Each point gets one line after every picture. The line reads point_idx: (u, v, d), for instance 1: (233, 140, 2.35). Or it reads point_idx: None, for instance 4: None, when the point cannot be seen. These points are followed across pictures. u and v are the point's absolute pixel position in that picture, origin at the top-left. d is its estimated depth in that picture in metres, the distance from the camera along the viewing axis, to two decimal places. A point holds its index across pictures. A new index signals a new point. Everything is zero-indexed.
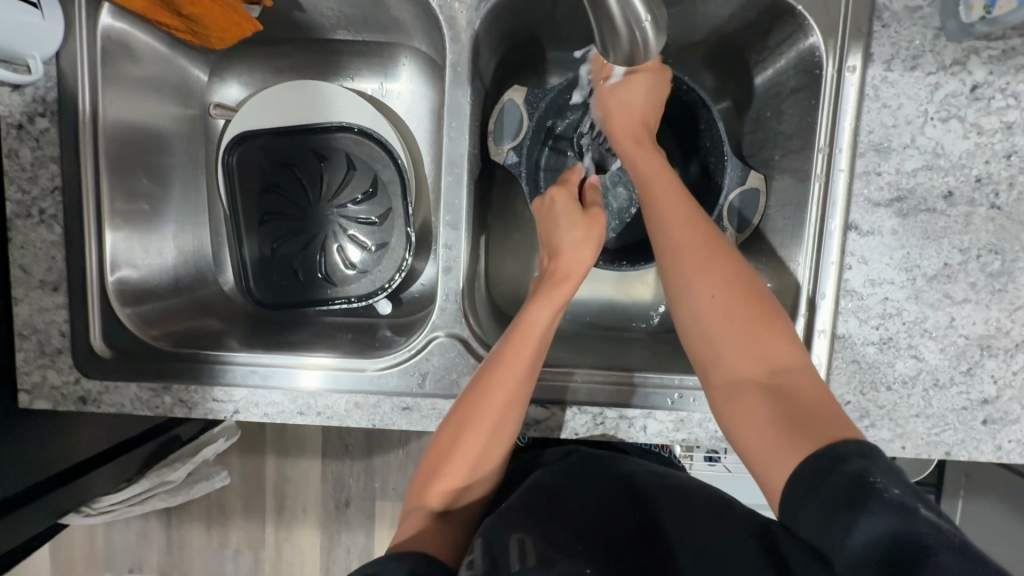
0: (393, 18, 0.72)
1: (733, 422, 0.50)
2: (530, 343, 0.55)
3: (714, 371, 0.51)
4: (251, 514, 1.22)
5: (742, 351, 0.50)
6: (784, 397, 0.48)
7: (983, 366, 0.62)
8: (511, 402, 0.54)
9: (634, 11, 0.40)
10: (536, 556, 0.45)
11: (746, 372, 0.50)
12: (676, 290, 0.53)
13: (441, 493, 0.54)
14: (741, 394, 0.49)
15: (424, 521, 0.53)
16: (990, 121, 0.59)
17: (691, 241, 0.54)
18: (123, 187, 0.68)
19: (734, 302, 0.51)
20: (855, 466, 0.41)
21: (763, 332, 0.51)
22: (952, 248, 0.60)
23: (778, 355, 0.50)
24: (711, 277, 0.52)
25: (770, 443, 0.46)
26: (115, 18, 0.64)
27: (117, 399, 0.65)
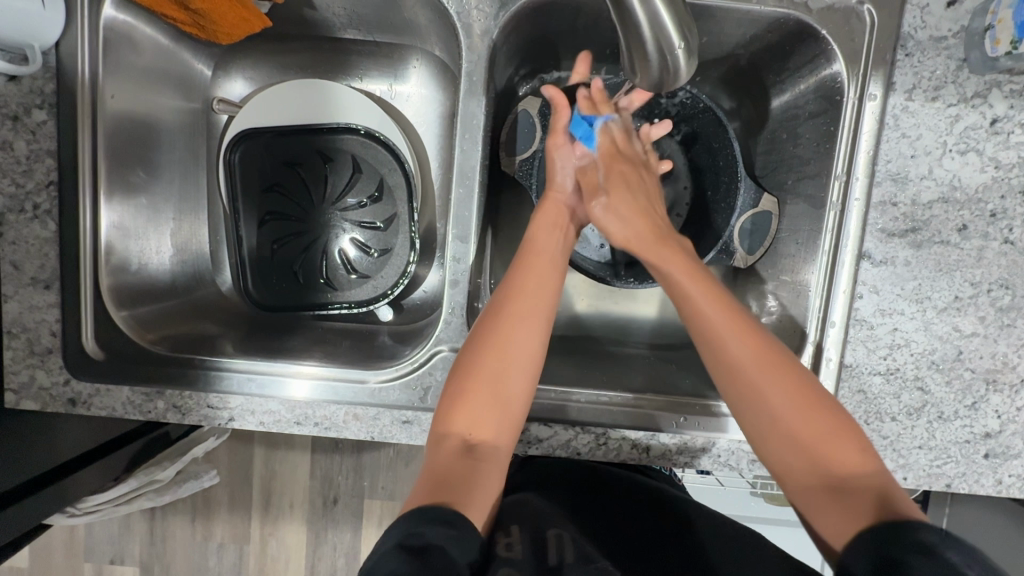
0: (407, 20, 0.70)
1: (807, 515, 0.50)
2: (540, 261, 0.59)
3: (787, 477, 0.51)
4: (237, 508, 1.20)
5: (809, 457, 0.49)
6: (853, 497, 0.47)
7: (988, 401, 0.61)
8: (532, 317, 0.56)
9: (667, 37, 0.39)
10: (575, 552, 0.46)
11: (813, 473, 0.49)
12: (742, 405, 0.52)
13: (469, 425, 0.53)
14: (813, 498, 0.49)
15: (453, 452, 0.51)
16: (1008, 155, 0.58)
17: (749, 352, 0.52)
18: (120, 181, 0.66)
19: (799, 410, 0.50)
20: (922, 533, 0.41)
21: (829, 434, 0.49)
22: (963, 281, 0.60)
23: (845, 458, 0.49)
24: (775, 391, 0.51)
25: (842, 531, 0.46)
26: (119, 10, 0.62)
27: (108, 402, 0.63)
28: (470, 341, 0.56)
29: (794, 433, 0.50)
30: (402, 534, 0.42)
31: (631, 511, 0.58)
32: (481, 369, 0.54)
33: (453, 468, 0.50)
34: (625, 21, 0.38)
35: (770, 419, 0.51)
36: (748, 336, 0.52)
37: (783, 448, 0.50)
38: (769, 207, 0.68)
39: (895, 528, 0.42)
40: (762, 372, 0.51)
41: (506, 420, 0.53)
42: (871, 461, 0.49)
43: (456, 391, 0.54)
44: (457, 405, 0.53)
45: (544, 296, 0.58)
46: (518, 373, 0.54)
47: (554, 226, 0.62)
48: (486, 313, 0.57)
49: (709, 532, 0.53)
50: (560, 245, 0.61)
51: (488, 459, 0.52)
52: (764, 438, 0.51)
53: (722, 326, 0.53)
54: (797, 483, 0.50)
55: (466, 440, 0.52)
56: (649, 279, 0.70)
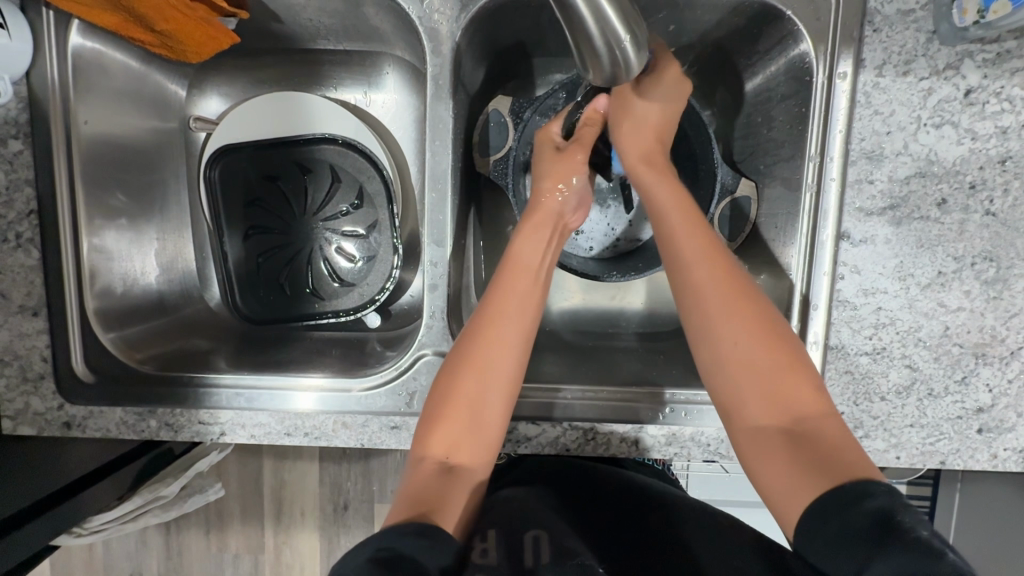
0: (374, 27, 0.70)
1: (755, 467, 0.50)
2: (523, 275, 0.59)
3: (737, 422, 0.52)
4: (250, 518, 1.22)
5: (761, 394, 0.51)
6: (804, 442, 0.48)
7: (979, 374, 0.61)
8: (510, 340, 0.56)
9: (614, 32, 0.39)
10: (550, 551, 0.48)
11: (769, 415, 0.50)
12: (697, 329, 0.54)
13: (447, 445, 0.53)
14: (761, 445, 0.50)
15: (430, 473, 0.52)
16: (985, 126, 0.57)
17: (712, 281, 0.54)
18: (100, 205, 0.66)
19: (759, 345, 0.51)
20: (879, 502, 0.42)
21: (783, 379, 0.51)
22: (946, 256, 0.59)
23: (797, 400, 0.50)
24: (726, 301, 0.53)
25: (795, 483, 0.47)
26: (86, 36, 0.62)
27: (103, 424, 0.64)
28: (455, 353, 0.56)
29: (756, 377, 0.51)
30: (374, 548, 0.43)
31: (615, 504, 0.58)
32: (461, 393, 0.54)
33: (428, 487, 0.51)
34: (571, 20, 0.39)
35: (725, 342, 0.52)
36: (713, 262, 0.54)
37: (735, 375, 0.52)
38: (748, 192, 0.68)
39: (848, 493, 0.44)
40: (722, 294, 0.53)
41: (485, 441, 0.54)
42: (823, 407, 0.50)
43: (435, 408, 0.55)
44: (436, 427, 0.54)
45: (522, 317, 0.57)
46: (497, 389, 0.55)
47: (537, 236, 0.61)
48: (464, 334, 0.57)
49: (696, 527, 0.52)
50: (541, 254, 0.61)
51: (464, 481, 0.53)
52: (717, 367, 0.53)
53: (688, 255, 0.55)
54: (752, 429, 0.51)
55: (445, 462, 0.53)
56: (632, 272, 0.71)
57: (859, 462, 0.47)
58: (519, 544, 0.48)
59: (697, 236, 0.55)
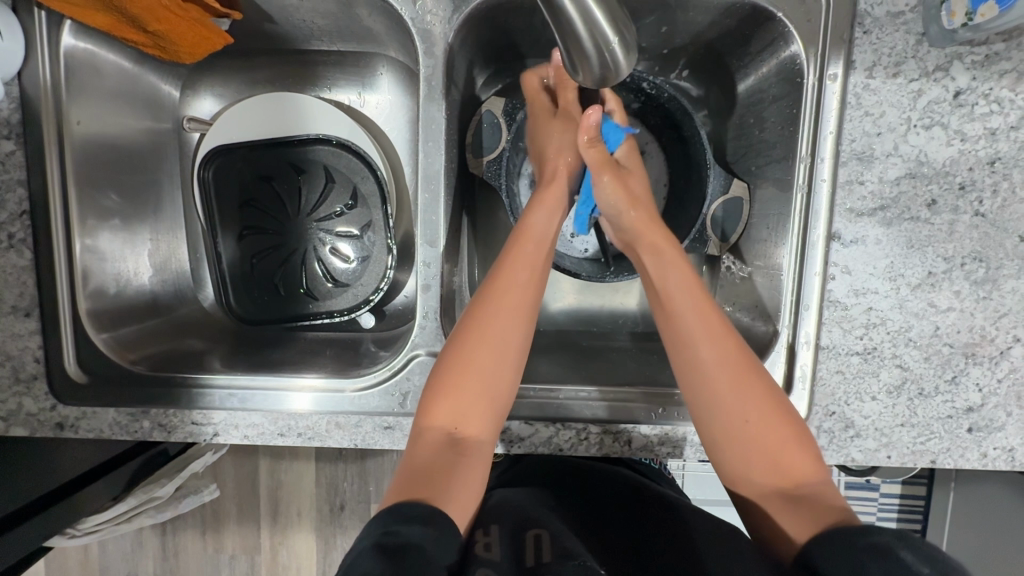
0: (367, 28, 0.70)
1: (755, 516, 0.53)
2: (529, 244, 0.60)
3: (742, 484, 0.53)
4: (246, 519, 1.21)
5: (760, 459, 0.52)
6: (802, 501, 0.50)
7: (968, 374, 0.61)
8: (517, 309, 0.57)
9: (602, 33, 0.39)
10: (552, 550, 0.46)
11: (767, 480, 0.52)
12: (697, 400, 0.54)
13: (454, 418, 0.54)
14: (766, 500, 0.52)
15: (437, 445, 0.53)
16: (974, 127, 0.58)
17: (711, 352, 0.54)
18: (93, 205, 0.66)
19: (757, 415, 0.53)
20: (880, 539, 0.43)
21: (780, 440, 0.52)
22: (936, 256, 0.60)
23: (792, 464, 0.52)
24: (727, 376, 0.54)
25: (793, 537, 0.49)
26: (79, 37, 0.62)
27: (95, 425, 0.64)
28: (465, 318, 0.57)
29: (755, 442, 0.53)
30: (379, 533, 0.44)
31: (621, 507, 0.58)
32: (470, 369, 0.54)
33: (435, 459, 0.52)
34: (559, 21, 0.39)
35: (725, 414, 0.53)
36: (715, 333, 0.55)
37: (737, 444, 0.53)
38: (739, 192, 0.68)
39: (847, 534, 0.45)
40: (727, 374, 0.54)
41: (490, 416, 0.55)
42: (816, 468, 0.52)
43: (441, 380, 0.55)
44: (443, 399, 0.54)
45: (531, 290, 0.58)
46: (506, 356, 0.55)
47: (548, 207, 0.63)
48: (473, 303, 0.58)
49: (692, 526, 0.54)
50: (552, 227, 0.62)
51: (470, 452, 0.53)
52: (717, 437, 0.54)
53: (691, 321, 0.56)
54: (752, 486, 0.53)
55: (452, 434, 0.53)
56: (626, 272, 0.71)
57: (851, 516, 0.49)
58: (520, 546, 0.47)
59: (697, 301, 0.57)
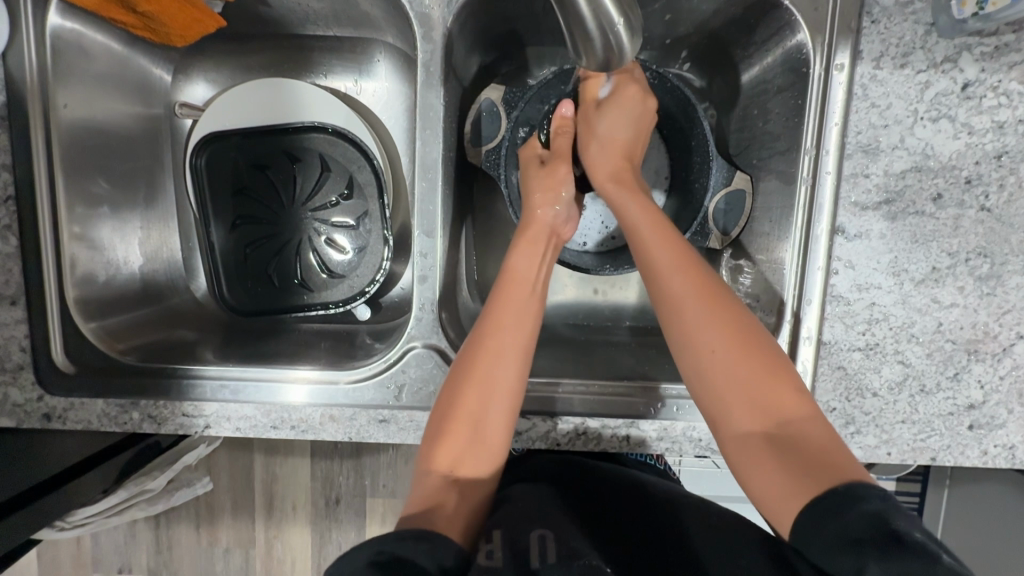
0: (364, 13, 0.68)
1: (746, 475, 0.50)
2: (517, 286, 0.58)
3: (724, 427, 0.52)
4: (240, 512, 1.20)
5: (742, 397, 0.51)
6: (789, 446, 0.48)
7: (970, 371, 0.60)
8: (508, 350, 0.55)
9: (607, 15, 0.38)
10: (557, 552, 0.46)
11: (756, 422, 0.50)
12: (681, 350, 0.54)
13: (450, 459, 0.53)
14: (749, 449, 0.50)
15: (437, 487, 0.52)
16: (982, 120, 0.57)
17: (688, 289, 0.54)
18: (80, 191, 0.64)
19: (745, 359, 0.51)
20: (875, 506, 0.42)
21: (759, 378, 0.51)
22: (941, 251, 0.59)
23: (783, 409, 0.50)
24: (710, 327, 0.52)
25: (782, 483, 0.47)
26: (65, 17, 0.60)
27: (83, 416, 0.63)
28: (457, 370, 0.55)
29: (740, 380, 0.51)
30: (373, 550, 0.43)
31: (615, 502, 0.57)
32: (466, 413, 0.53)
33: (435, 500, 0.51)
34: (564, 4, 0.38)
35: (712, 364, 0.52)
36: (686, 270, 0.55)
37: (723, 393, 0.51)
38: (743, 185, 0.67)
39: (844, 496, 0.44)
40: (703, 307, 0.53)
41: (489, 455, 0.54)
42: (811, 416, 0.50)
43: (438, 423, 0.54)
44: (439, 449, 0.53)
45: (523, 326, 0.56)
46: (498, 396, 0.54)
47: (532, 249, 0.61)
48: (464, 353, 0.55)
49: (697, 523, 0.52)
50: (538, 266, 0.60)
51: (471, 491, 0.53)
52: (707, 385, 0.52)
53: (667, 272, 0.55)
54: (739, 439, 0.51)
55: (450, 475, 0.53)
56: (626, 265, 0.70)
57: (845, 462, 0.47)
58: (525, 544, 0.47)
59: (673, 255, 0.56)
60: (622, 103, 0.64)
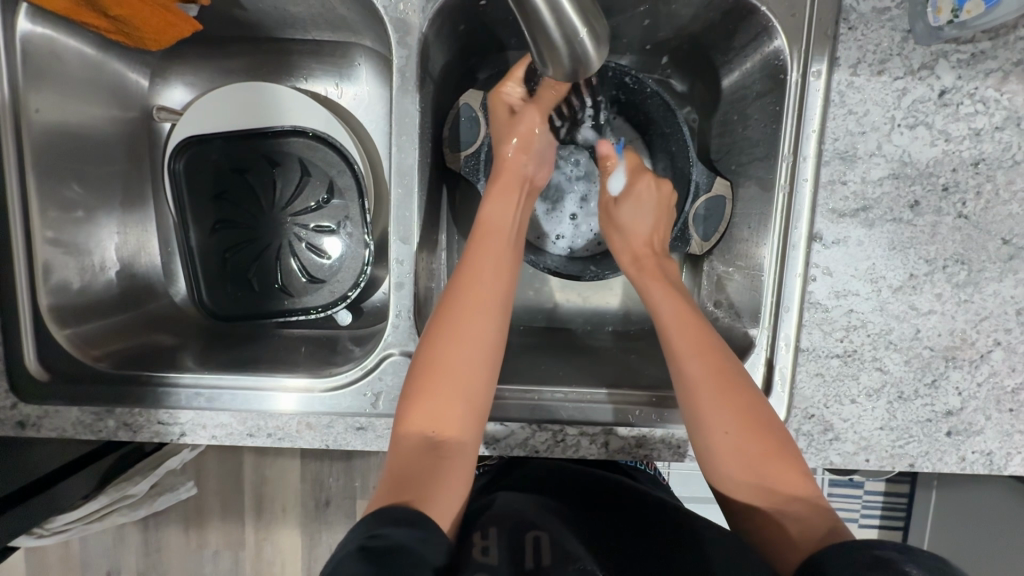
0: (342, 17, 0.68)
1: (743, 522, 0.52)
2: (490, 239, 0.59)
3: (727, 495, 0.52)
4: (229, 515, 1.20)
5: (752, 479, 0.51)
6: (786, 516, 0.50)
7: (948, 377, 0.60)
8: (480, 303, 0.55)
9: (570, 25, 0.38)
10: (552, 555, 0.46)
11: (756, 492, 0.51)
12: (691, 425, 0.54)
13: (430, 422, 0.51)
14: (751, 514, 0.51)
15: (415, 449, 0.51)
16: (959, 127, 0.57)
17: (706, 373, 0.53)
18: (53, 197, 0.64)
19: (750, 435, 0.52)
20: (887, 553, 0.41)
21: (768, 462, 0.51)
22: (918, 258, 0.59)
23: (781, 479, 0.50)
24: (725, 415, 0.52)
25: (780, 541, 0.49)
26: (35, 21, 0.59)
27: (58, 423, 0.62)
28: (428, 332, 0.55)
29: (747, 462, 0.51)
30: (362, 537, 0.42)
31: (596, 506, 0.58)
32: (440, 383, 0.52)
33: (412, 461, 0.50)
34: (527, 15, 0.37)
35: (722, 442, 0.52)
36: (702, 352, 0.54)
37: (730, 474, 0.52)
38: (722, 191, 0.67)
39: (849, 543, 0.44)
40: (718, 391, 0.53)
41: (471, 416, 0.52)
42: (810, 488, 0.51)
43: (414, 385, 0.53)
44: (415, 411, 0.52)
45: (499, 279, 0.57)
46: (476, 358, 0.53)
47: (504, 199, 0.61)
48: (438, 308, 0.55)
49: (707, 526, 0.52)
50: (508, 215, 0.61)
51: (452, 453, 0.51)
52: (713, 459, 0.52)
53: (684, 345, 0.55)
54: (742, 506, 0.52)
55: (429, 437, 0.51)
56: (607, 272, 0.71)
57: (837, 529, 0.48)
58: (520, 545, 0.47)
59: (684, 322, 0.57)
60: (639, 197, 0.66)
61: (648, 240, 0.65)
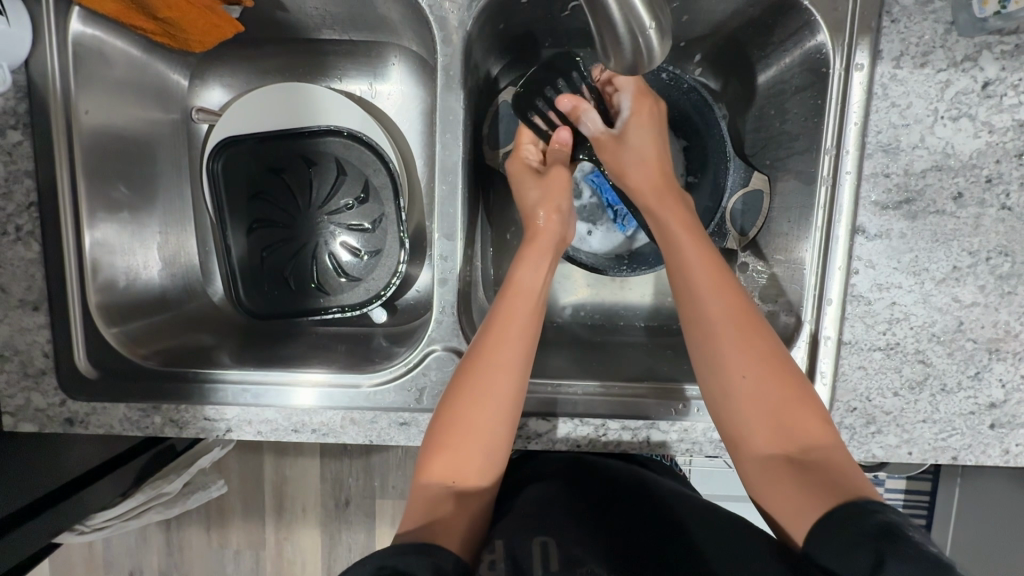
0: (381, 16, 0.69)
1: (758, 486, 0.51)
2: (519, 300, 0.57)
3: (744, 448, 0.52)
4: (251, 514, 1.21)
5: (769, 421, 0.51)
6: (807, 467, 0.49)
7: (992, 370, 0.60)
8: (507, 364, 0.54)
9: (637, 20, 0.40)
10: (559, 561, 0.47)
11: (772, 442, 0.51)
12: (704, 366, 0.54)
13: (449, 471, 0.52)
14: (769, 472, 0.50)
15: (436, 500, 0.51)
16: (1002, 119, 0.57)
17: (726, 310, 0.54)
18: (101, 198, 0.65)
19: (765, 376, 0.52)
20: (885, 518, 0.43)
21: (783, 402, 0.51)
22: (961, 251, 0.59)
23: (796, 423, 0.51)
24: (742, 353, 0.52)
25: (799, 508, 0.48)
26: (86, 24, 0.61)
27: (106, 420, 0.63)
28: (453, 384, 0.54)
29: (763, 403, 0.51)
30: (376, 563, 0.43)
31: (604, 497, 0.57)
32: (459, 418, 0.53)
33: (434, 509, 0.51)
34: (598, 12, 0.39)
35: (737, 382, 0.52)
36: (719, 289, 0.54)
37: (745, 416, 0.52)
38: (760, 185, 0.68)
39: (855, 508, 0.44)
40: (731, 326, 0.53)
41: (492, 462, 0.53)
42: (826, 433, 0.51)
43: (435, 435, 0.53)
44: (437, 452, 0.52)
45: (526, 340, 0.55)
46: (498, 409, 0.53)
47: (536, 260, 0.59)
48: (463, 364, 0.55)
49: (698, 522, 0.52)
50: (541, 275, 0.59)
51: (470, 503, 0.52)
52: (731, 403, 0.52)
53: (700, 281, 0.55)
54: (758, 457, 0.51)
55: (450, 488, 0.52)
56: (642, 266, 0.72)
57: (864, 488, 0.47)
58: (527, 553, 0.47)
59: (707, 262, 0.56)
60: (644, 119, 0.64)
61: (659, 167, 0.63)
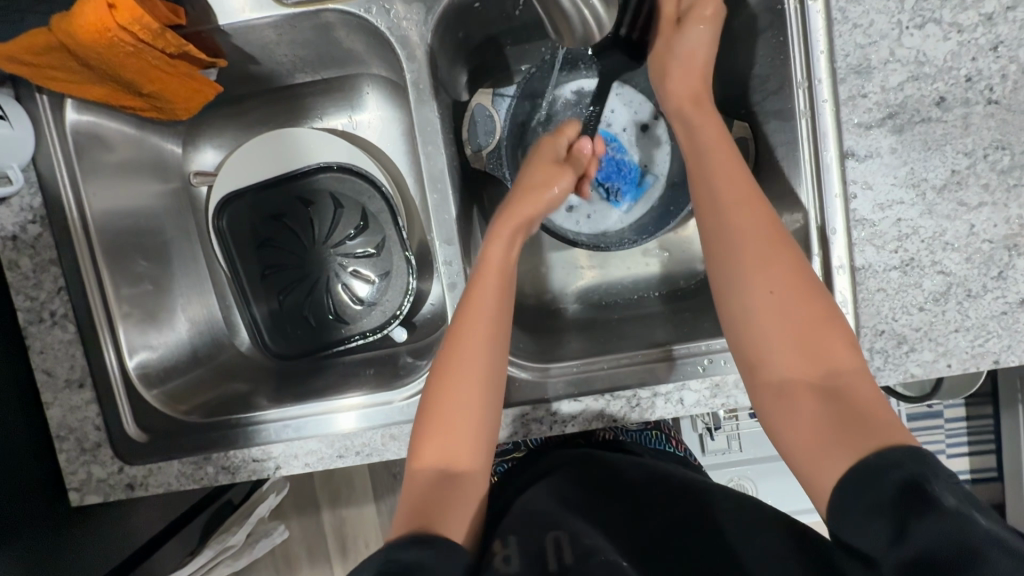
0: (347, 50, 0.72)
1: (776, 415, 0.50)
2: (494, 278, 0.57)
3: (762, 368, 0.51)
4: (317, 560, 1.21)
5: (791, 342, 0.50)
6: (832, 395, 0.48)
7: (1016, 267, 0.59)
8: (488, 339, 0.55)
9: None
10: (573, 553, 0.49)
11: (796, 368, 0.50)
12: (723, 279, 0.54)
13: (443, 454, 0.53)
14: (789, 393, 0.49)
15: (428, 482, 0.52)
16: (968, 17, 0.57)
17: (753, 229, 0.54)
18: (121, 273, 0.69)
19: (790, 297, 0.51)
20: (907, 474, 0.40)
21: (807, 325, 0.50)
22: (956, 154, 0.58)
23: (826, 348, 0.50)
24: (768, 268, 0.52)
25: (816, 437, 0.47)
26: (81, 112, 0.65)
27: (163, 479, 0.66)
28: (440, 364, 0.55)
29: (789, 322, 0.51)
30: (381, 559, 0.43)
31: (625, 489, 0.58)
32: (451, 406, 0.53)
33: (427, 490, 0.51)
34: None
35: (762, 298, 0.52)
36: (748, 208, 0.54)
37: (763, 333, 0.51)
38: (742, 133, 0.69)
39: (875, 463, 0.42)
40: (759, 244, 0.53)
41: (479, 445, 0.53)
42: (853, 360, 0.49)
43: (427, 415, 0.54)
44: (427, 441, 0.53)
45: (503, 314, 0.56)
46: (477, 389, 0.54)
47: (504, 231, 0.59)
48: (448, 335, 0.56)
49: (729, 504, 0.53)
50: (512, 253, 0.59)
51: (465, 487, 0.52)
52: (751, 319, 0.52)
53: (729, 198, 0.55)
54: (778, 378, 0.50)
55: (444, 468, 0.52)
56: (642, 237, 0.72)
57: (891, 427, 0.45)
58: (541, 547, 0.49)
59: (733, 184, 0.56)
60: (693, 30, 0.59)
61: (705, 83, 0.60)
